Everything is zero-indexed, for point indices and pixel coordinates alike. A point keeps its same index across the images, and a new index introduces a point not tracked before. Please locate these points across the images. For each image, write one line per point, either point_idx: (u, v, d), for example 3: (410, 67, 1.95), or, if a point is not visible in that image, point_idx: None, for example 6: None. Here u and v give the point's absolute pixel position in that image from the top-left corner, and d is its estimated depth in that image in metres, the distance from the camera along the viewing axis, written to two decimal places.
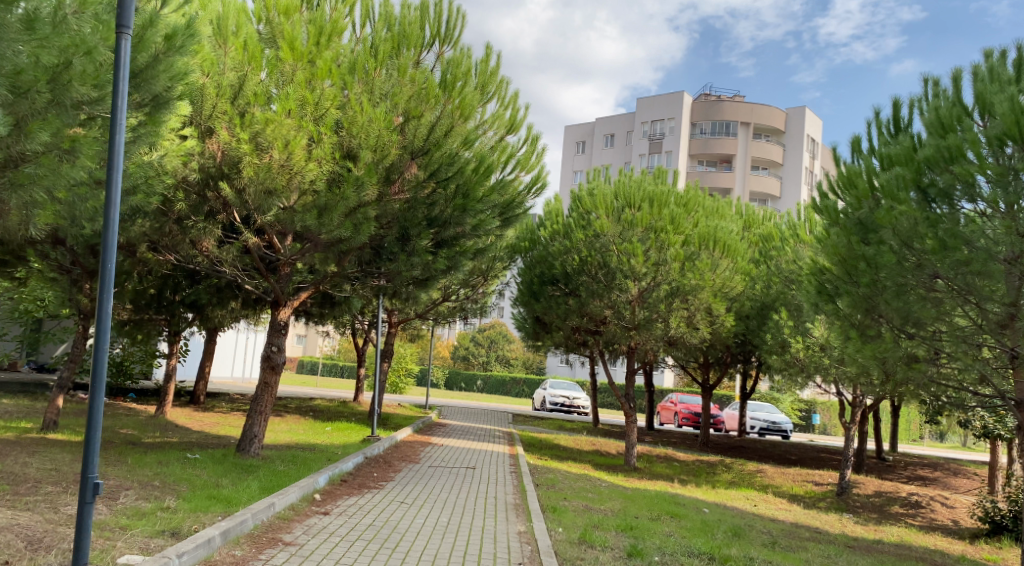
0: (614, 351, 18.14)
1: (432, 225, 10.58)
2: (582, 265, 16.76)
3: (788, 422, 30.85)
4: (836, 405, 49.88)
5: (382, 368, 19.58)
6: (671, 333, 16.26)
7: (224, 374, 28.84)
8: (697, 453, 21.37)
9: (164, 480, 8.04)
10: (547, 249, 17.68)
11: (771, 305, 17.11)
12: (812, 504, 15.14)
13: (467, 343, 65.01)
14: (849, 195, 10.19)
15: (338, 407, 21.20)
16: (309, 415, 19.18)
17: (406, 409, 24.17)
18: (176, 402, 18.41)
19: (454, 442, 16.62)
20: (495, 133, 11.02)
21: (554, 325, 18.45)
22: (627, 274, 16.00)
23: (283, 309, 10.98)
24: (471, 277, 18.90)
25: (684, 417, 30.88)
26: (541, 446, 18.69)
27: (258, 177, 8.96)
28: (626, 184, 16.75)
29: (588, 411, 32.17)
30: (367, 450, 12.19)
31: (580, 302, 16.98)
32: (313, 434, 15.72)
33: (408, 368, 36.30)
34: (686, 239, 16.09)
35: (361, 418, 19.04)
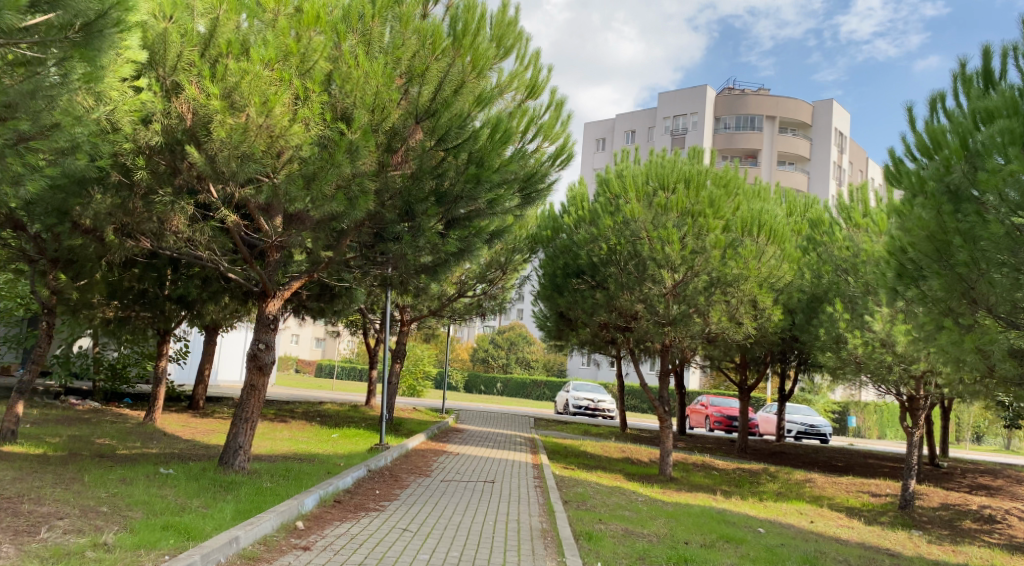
0: (646, 350, 16.55)
1: (441, 202, 9.06)
2: (611, 255, 15.23)
3: (827, 425, 29.11)
4: (871, 407, 47.90)
5: (393, 370, 18.15)
6: (710, 329, 14.68)
7: (233, 379, 27.62)
8: (735, 460, 19.72)
9: (114, 504, 6.64)
10: (571, 238, 16.19)
11: (820, 297, 15.48)
12: (874, 518, 13.49)
13: (487, 345, 63.68)
14: (936, 158, 8.55)
15: (348, 412, 19.81)
16: (316, 421, 17.81)
17: (421, 413, 22.73)
18: (173, 408, 17.12)
19: (472, 450, 15.16)
20: (514, 96, 9.55)
21: (579, 323, 16.90)
22: (662, 264, 14.47)
23: (272, 301, 9.50)
24: (489, 270, 17.44)
25: (717, 421, 29.26)
26: (567, 454, 17.15)
27: (232, 141, 7.53)
28: (658, 165, 15.23)
29: (614, 415, 30.58)
30: (371, 462, 10.73)
31: (609, 296, 15.45)
32: (316, 442, 14.30)
33: (426, 371, 34.95)
34: (727, 224, 14.51)
35: (371, 424, 17.64)
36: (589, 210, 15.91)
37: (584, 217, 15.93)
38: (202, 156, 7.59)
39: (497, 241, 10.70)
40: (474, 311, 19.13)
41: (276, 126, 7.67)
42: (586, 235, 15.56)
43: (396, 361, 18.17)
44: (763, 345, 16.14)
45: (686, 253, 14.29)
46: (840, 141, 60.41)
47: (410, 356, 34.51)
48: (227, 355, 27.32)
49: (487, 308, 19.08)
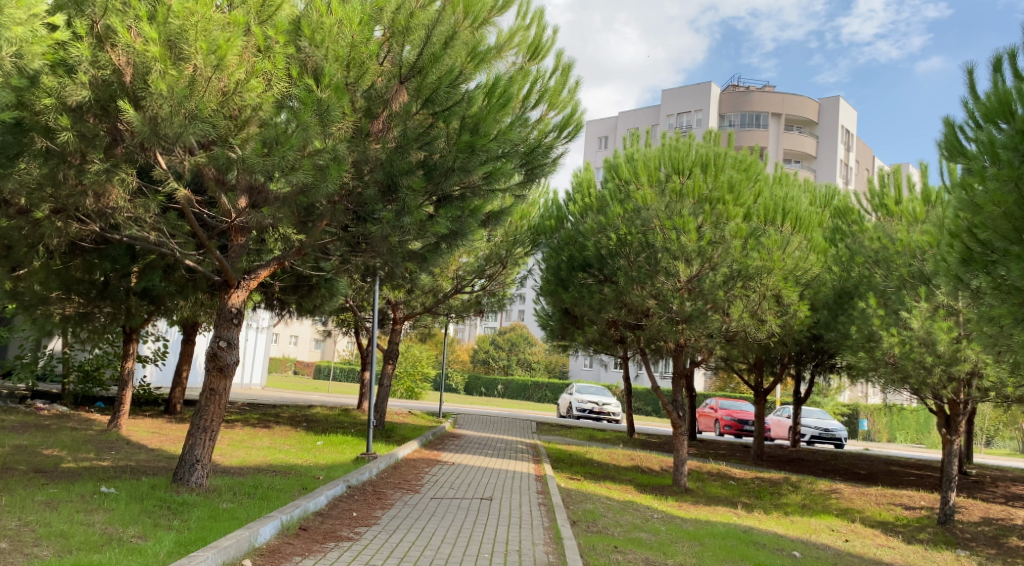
0: (658, 350, 15.27)
1: (429, 175, 7.78)
2: (620, 246, 13.96)
3: (842, 429, 27.91)
4: (882, 410, 46.61)
5: (385, 371, 16.88)
6: (730, 327, 13.38)
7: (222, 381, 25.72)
8: (751, 467, 18.44)
9: (19, 539, 5.38)
10: (577, 228, 14.94)
11: (849, 292, 14.22)
12: (913, 536, 12.18)
13: (487, 346, 62.44)
14: (1012, 123, 7.26)
15: (338, 416, 18.55)
16: (301, 426, 16.56)
17: (417, 417, 21.46)
18: (147, 412, 15.88)
19: (468, 458, 13.91)
20: (516, 57, 8.34)
21: (584, 321, 15.61)
22: (677, 256, 13.20)
23: (236, 292, 8.28)
24: (488, 264, 16.21)
25: (727, 425, 28.04)
26: (572, 463, 15.86)
27: (173, 97, 6.24)
28: (671, 148, 13.99)
29: (619, 418, 29.32)
30: (351, 478, 9.43)
31: (618, 291, 14.17)
32: (297, 450, 13.03)
33: (424, 373, 33.81)
34: (748, 211, 13.24)
35: (361, 430, 16.39)
36: (595, 198, 14.64)
37: (591, 204, 14.67)
38: (139, 116, 6.34)
39: (495, 226, 9.45)
40: (471, 309, 17.87)
41: (229, 79, 6.48)
42: (593, 225, 14.29)
43: (388, 361, 16.90)
44: (786, 345, 14.86)
45: (703, 244, 13.03)
46: (847, 139, 59.27)
47: (408, 356, 33.29)
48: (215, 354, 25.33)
49: (486, 306, 17.80)
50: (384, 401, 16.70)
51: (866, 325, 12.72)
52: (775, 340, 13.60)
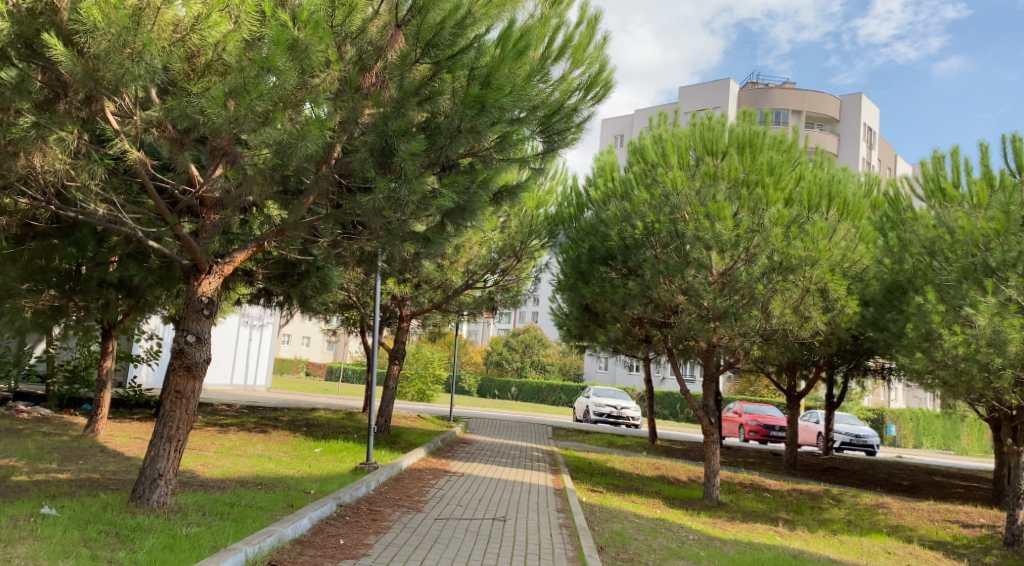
0: (687, 350, 14.00)
1: (431, 137, 6.58)
2: (647, 236, 12.71)
3: (874, 436, 26.54)
4: (908, 416, 44.98)
5: (390, 371, 15.69)
6: (769, 325, 12.11)
7: (224, 382, 24.45)
8: (785, 478, 17.10)
9: None
10: (598, 217, 13.71)
11: (900, 287, 12.89)
12: (979, 559, 10.81)
13: (500, 348, 61.17)
14: None
15: (342, 420, 17.39)
16: (301, 431, 15.40)
17: (426, 421, 20.32)
18: (135, 416, 14.79)
19: (480, 467, 12.70)
20: (536, 6, 7.07)
21: (606, 319, 14.34)
22: (709, 246, 11.93)
23: (207, 279, 7.10)
24: (502, 257, 15.01)
25: (752, 430, 26.70)
26: (593, 473, 14.68)
27: (111, 29, 5.07)
28: (703, 129, 12.74)
29: (639, 423, 28.00)
30: (343, 494, 8.21)
31: (644, 285, 12.90)
32: (292, 458, 11.86)
33: (436, 375, 32.65)
34: (789, 197, 11.95)
35: (365, 435, 15.21)
36: (619, 183, 13.40)
37: (613, 190, 13.43)
38: (74, 55, 5.19)
39: (509, 205, 8.22)
40: (484, 306, 16.67)
41: (185, 13, 5.35)
42: (616, 212, 13.06)
43: (394, 361, 15.71)
44: (828, 345, 13.55)
45: (740, 232, 11.76)
46: (870, 137, 57.70)
47: (419, 358, 32.13)
48: (219, 354, 23.95)
49: (499, 302, 16.59)
50: (390, 404, 15.51)
51: (923, 322, 11.39)
52: (819, 339, 12.29)
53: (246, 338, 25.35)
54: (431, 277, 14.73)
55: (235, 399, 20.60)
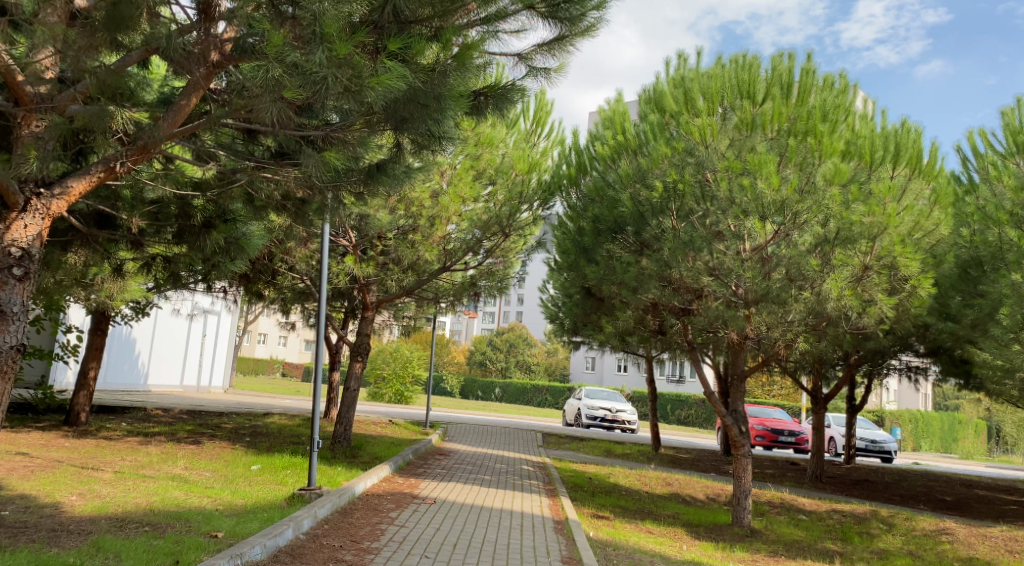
0: (710, 343, 11.55)
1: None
2: (666, 200, 10.22)
3: (891, 441, 24.30)
4: (909, 417, 42.97)
5: (350, 370, 13.13)
6: (820, 311, 9.68)
7: (173, 384, 21.82)
8: (814, 493, 14.71)
9: None
10: (603, 181, 11.23)
11: (976, 265, 10.50)
12: None
13: (483, 347, 58.58)
14: None
15: (297, 429, 14.80)
16: (243, 442, 12.80)
17: (399, 428, 17.76)
18: (38, 425, 12.17)
19: (460, 489, 10.23)
20: None
21: (610, 307, 11.87)
22: (748, 211, 9.52)
23: (20, 221, 4.93)
24: (486, 232, 12.51)
25: (760, 436, 24.35)
26: (596, 493, 12.24)
27: None
28: (739, 65, 10.33)
29: (635, 427, 25.57)
30: (249, 548, 5.60)
31: (661, 262, 10.41)
32: (216, 480, 9.27)
33: (415, 376, 30.07)
34: (847, 149, 9.54)
35: (320, 446, 12.65)
36: (629, 135, 10.89)
37: (622, 146, 10.93)
38: None
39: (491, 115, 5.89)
40: (465, 294, 14.17)
41: None
42: (626, 171, 10.56)
43: (357, 358, 13.14)
44: (881, 338, 11.19)
45: (789, 192, 9.33)
46: None
47: (396, 356, 29.54)
48: (168, 352, 21.35)
49: (483, 291, 14.11)
50: (351, 410, 12.97)
51: (1019, 305, 8.97)
52: (881, 328, 9.87)
53: (198, 333, 22.73)
54: (402, 256, 12.21)
55: (179, 403, 17.94)
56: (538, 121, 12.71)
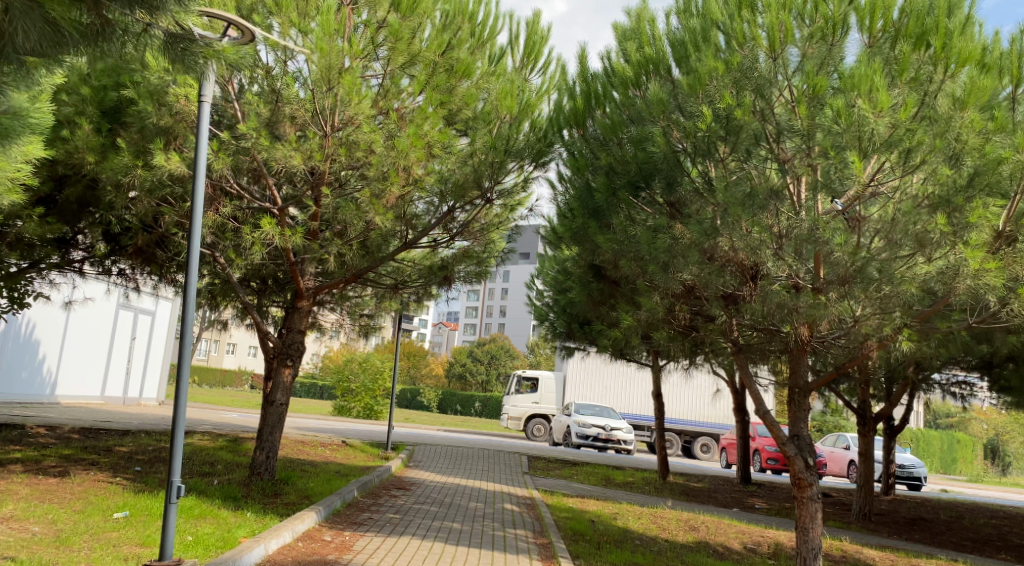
0: (764, 345, 8.54)
1: None
2: (716, 137, 7.17)
3: (921, 467, 21.37)
4: (920, 436, 40.05)
5: (276, 379, 9.96)
6: (939, 294, 6.66)
7: (92, 396, 18.54)
8: (872, 538, 11.67)
9: None
10: (620, 120, 8.17)
11: None
12: None
13: (464, 360, 55.28)
14: None
15: (216, 455, 11.54)
16: (130, 473, 9.56)
17: (354, 451, 14.52)
18: None
19: (417, 551, 7.13)
20: None
21: (627, 295, 8.78)
22: (841, 146, 6.50)
23: None
24: (460, 196, 9.42)
25: (772, 459, 21.35)
26: (604, 545, 9.09)
27: None
28: None
29: (631, 448, 22.45)
30: None
31: (706, 226, 7.35)
32: (32, 543, 6.07)
33: (386, 388, 26.73)
34: (982, 58, 6.57)
35: (235, 481, 9.44)
36: (660, 51, 7.83)
37: (648, 67, 7.87)
38: None
39: None
40: (433, 283, 11.04)
41: None
42: (659, 96, 7.50)
43: (284, 363, 9.96)
44: (1000, 338, 8.16)
45: (903, 119, 6.34)
46: None
47: (366, 367, 26.26)
48: (85, 359, 18.08)
49: (457, 278, 10.96)
50: (278, 430, 9.80)
51: None
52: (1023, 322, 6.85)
53: (124, 334, 19.51)
54: (344, 225, 9.06)
55: (83, 419, 14.60)
56: (530, 52, 9.63)
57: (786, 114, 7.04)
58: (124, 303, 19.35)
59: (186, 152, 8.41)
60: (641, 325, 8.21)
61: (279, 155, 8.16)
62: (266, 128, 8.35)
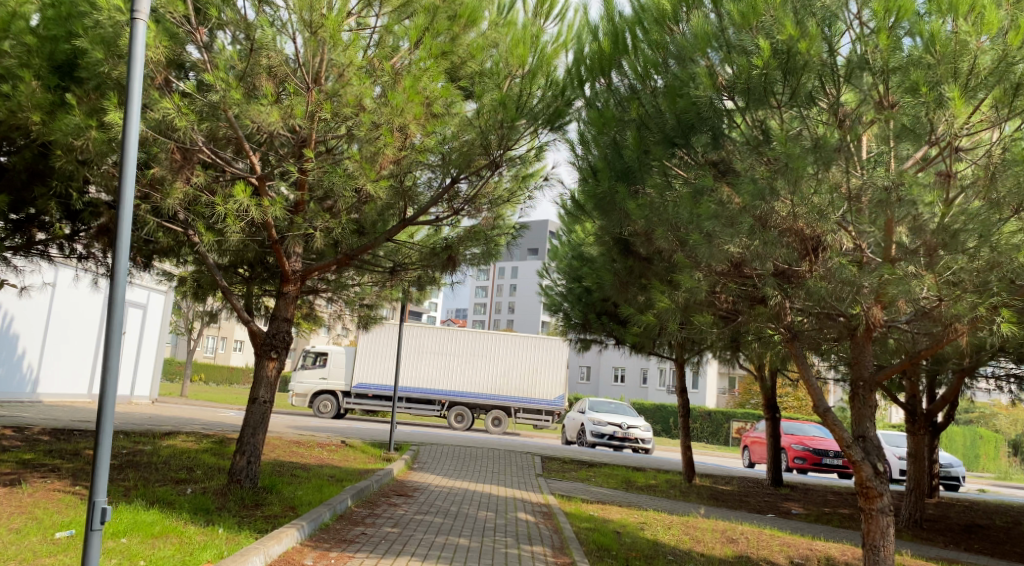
0: (821, 330, 7.33)
1: None
2: (774, 77, 5.96)
3: (959, 466, 20.06)
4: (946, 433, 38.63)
5: (260, 373, 8.77)
6: None
7: (79, 394, 17.48)
8: (930, 549, 10.42)
9: None
10: (651, 67, 6.97)
11: None
12: None
13: None
14: None
15: (199, 458, 10.41)
16: (94, 481, 8.42)
17: (353, 453, 13.38)
18: None
19: None
20: None
21: (661, 274, 7.57)
22: (935, 82, 5.30)
23: None
24: (467, 163, 8.23)
25: (799, 458, 20.12)
26: (635, 562, 7.88)
27: None
28: None
29: (649, 447, 21.22)
30: None
31: (761, 186, 6.13)
32: None
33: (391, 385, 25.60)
34: None
35: (212, 490, 8.26)
36: None
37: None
38: None
39: None
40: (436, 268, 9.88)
41: None
42: (702, 31, 6.27)
43: (269, 355, 8.76)
44: None
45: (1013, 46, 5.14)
46: None
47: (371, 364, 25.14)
48: (69, 355, 17.00)
49: (464, 262, 9.62)
50: (261, 431, 8.62)
51: None
52: None
53: (112, 328, 18.42)
54: (333, 196, 7.89)
55: (60, 419, 13.47)
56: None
57: (859, 49, 5.84)
58: (112, 295, 18.25)
59: (149, 111, 7.22)
60: (679, 307, 6.99)
61: (256, 111, 7.00)
62: (239, 82, 7.17)
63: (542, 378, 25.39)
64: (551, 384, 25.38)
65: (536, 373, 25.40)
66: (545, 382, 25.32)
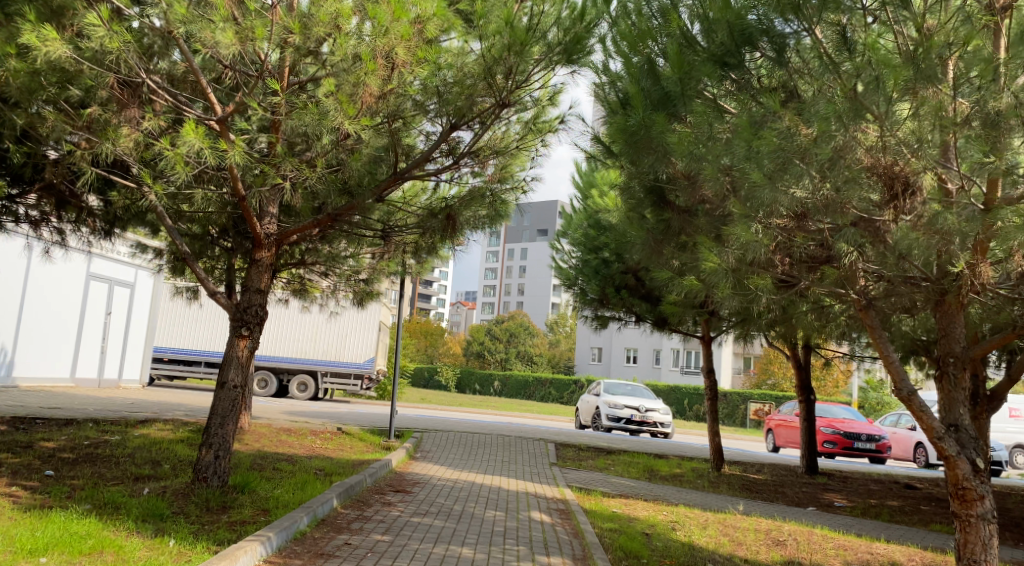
0: (904, 296, 5.99)
1: None
2: None
3: (1003, 449, 18.72)
4: None
5: (229, 354, 7.52)
6: None
7: (61, 379, 16.38)
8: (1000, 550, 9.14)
9: None
10: None
11: None
12: None
13: (482, 338, 52.99)
14: None
15: (169, 450, 9.20)
16: (36, 479, 7.21)
17: (348, 441, 12.16)
18: None
19: None
20: None
21: (704, 231, 6.23)
22: None
23: None
24: (467, 102, 6.91)
25: (829, 442, 18.80)
26: None
27: None
28: None
29: (668, 431, 19.95)
30: None
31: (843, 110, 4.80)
32: None
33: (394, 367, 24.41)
34: None
35: (174, 491, 7.04)
36: None
37: None
38: None
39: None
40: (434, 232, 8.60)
41: None
42: None
43: (239, 332, 7.50)
44: None
45: None
46: None
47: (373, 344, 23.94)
48: (48, 336, 15.88)
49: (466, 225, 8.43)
50: (232, 421, 7.38)
51: None
52: None
53: (96, 309, 17.29)
54: (307, 141, 6.59)
55: (27, 406, 12.32)
56: None
57: None
58: (95, 273, 17.10)
59: (78, 35, 5.92)
60: (729, 269, 5.68)
61: (207, 32, 5.69)
62: None
63: (349, 342, 23.59)
64: (359, 349, 23.57)
65: (348, 338, 23.61)
66: (352, 346, 23.52)
